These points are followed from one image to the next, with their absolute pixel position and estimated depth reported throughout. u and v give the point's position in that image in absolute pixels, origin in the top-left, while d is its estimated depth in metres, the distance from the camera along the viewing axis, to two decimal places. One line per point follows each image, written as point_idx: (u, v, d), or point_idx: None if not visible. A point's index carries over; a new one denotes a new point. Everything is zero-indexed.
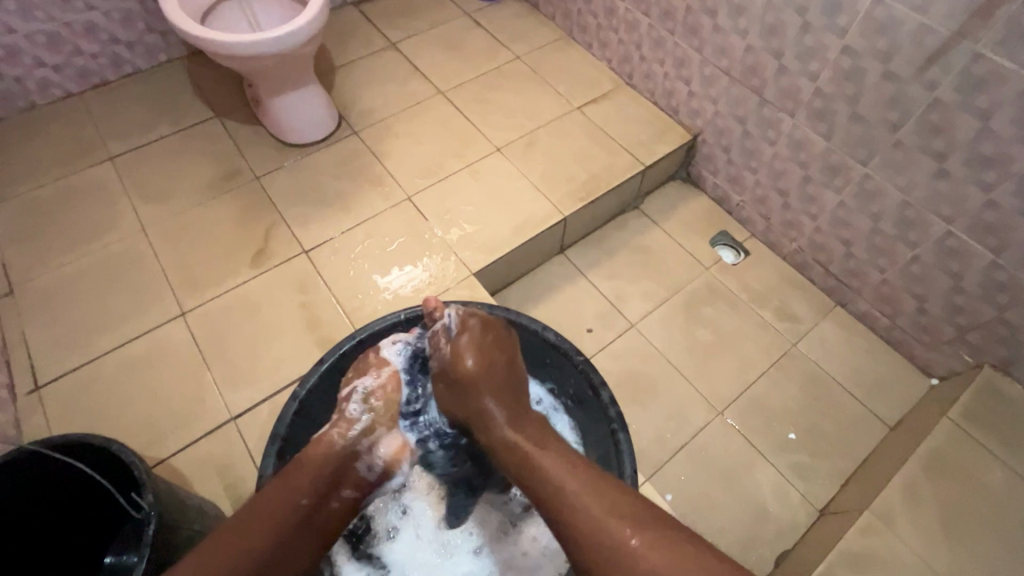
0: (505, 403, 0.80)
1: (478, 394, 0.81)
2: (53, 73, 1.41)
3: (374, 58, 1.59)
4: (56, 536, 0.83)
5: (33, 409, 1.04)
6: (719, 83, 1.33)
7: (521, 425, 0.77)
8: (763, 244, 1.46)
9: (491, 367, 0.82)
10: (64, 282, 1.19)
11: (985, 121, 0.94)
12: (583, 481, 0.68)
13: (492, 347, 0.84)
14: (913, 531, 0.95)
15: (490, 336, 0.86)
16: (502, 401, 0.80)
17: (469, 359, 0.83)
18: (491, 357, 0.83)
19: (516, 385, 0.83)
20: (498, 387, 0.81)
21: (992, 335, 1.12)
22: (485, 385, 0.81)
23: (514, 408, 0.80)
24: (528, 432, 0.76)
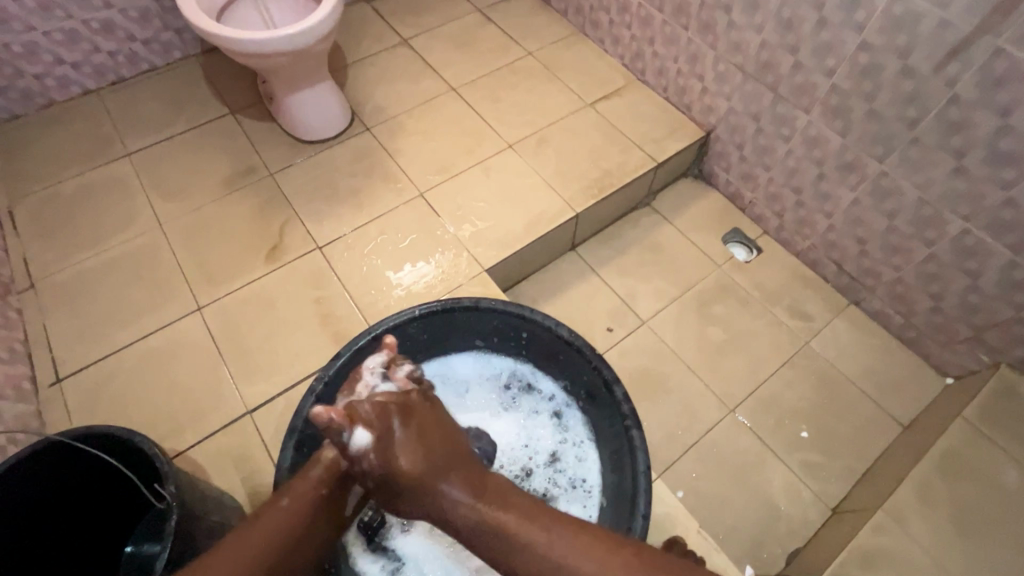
0: (464, 476, 0.67)
1: (430, 481, 0.66)
2: (71, 70, 1.43)
3: (386, 55, 1.60)
4: (80, 523, 0.85)
5: (55, 400, 1.06)
6: (733, 80, 1.32)
7: (488, 493, 0.65)
8: (776, 241, 1.45)
9: (429, 457, 0.67)
10: (84, 277, 1.21)
11: (1004, 118, 0.93)
12: (572, 546, 0.58)
13: (425, 425, 0.70)
14: (927, 531, 0.94)
15: (414, 421, 0.70)
16: (461, 480, 0.67)
17: (406, 458, 0.67)
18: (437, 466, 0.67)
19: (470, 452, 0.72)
20: (467, 473, 0.68)
21: (1010, 334, 1.10)
22: (430, 480, 0.66)
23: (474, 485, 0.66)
24: (500, 503, 0.64)
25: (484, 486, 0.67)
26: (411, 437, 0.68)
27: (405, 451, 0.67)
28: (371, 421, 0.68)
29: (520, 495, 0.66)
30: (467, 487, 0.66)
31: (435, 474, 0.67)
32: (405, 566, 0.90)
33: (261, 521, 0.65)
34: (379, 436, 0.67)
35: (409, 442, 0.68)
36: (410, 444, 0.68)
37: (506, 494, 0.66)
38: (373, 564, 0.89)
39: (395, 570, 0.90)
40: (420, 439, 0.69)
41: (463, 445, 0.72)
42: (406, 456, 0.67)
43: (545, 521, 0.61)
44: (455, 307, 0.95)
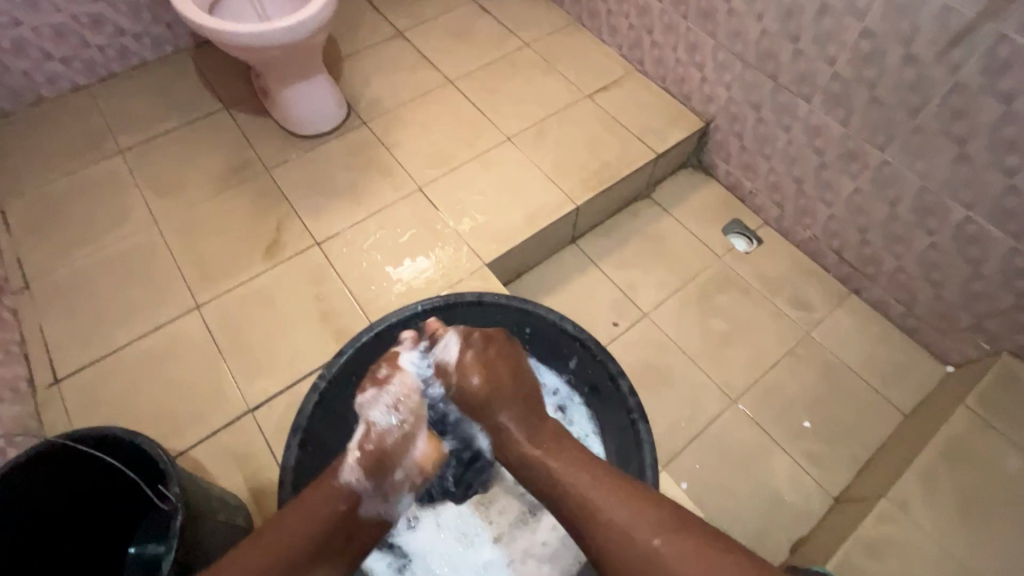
0: (524, 412, 0.77)
1: (488, 407, 0.78)
2: (61, 66, 1.40)
3: (381, 47, 1.58)
4: (80, 526, 0.84)
5: (53, 402, 1.05)
6: (733, 68, 1.31)
7: (541, 437, 0.75)
8: (777, 231, 1.45)
9: (495, 386, 0.78)
10: (80, 275, 1.20)
11: (1008, 104, 0.92)
12: (608, 489, 0.66)
13: (496, 357, 0.80)
14: (931, 518, 0.95)
15: (492, 349, 0.81)
16: (514, 415, 0.76)
17: (477, 375, 0.78)
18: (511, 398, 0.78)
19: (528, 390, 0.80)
20: (523, 407, 0.77)
21: (1011, 321, 1.11)
22: (495, 401, 0.77)
23: (530, 421, 0.76)
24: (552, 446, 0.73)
25: (535, 429, 0.75)
26: (483, 360, 0.80)
27: (479, 372, 0.79)
28: (465, 362, 0.79)
29: (567, 448, 0.72)
30: (521, 419, 0.76)
31: (500, 401, 0.77)
32: (412, 562, 0.90)
33: (263, 539, 0.67)
34: (459, 357, 0.80)
35: (481, 365, 0.79)
36: (481, 367, 0.79)
37: (558, 447, 0.73)
38: (379, 561, 0.89)
39: (402, 567, 0.89)
40: (488, 369, 0.79)
41: (528, 387, 0.80)
42: (474, 374, 0.79)
43: (589, 469, 0.69)
44: (459, 303, 0.97)
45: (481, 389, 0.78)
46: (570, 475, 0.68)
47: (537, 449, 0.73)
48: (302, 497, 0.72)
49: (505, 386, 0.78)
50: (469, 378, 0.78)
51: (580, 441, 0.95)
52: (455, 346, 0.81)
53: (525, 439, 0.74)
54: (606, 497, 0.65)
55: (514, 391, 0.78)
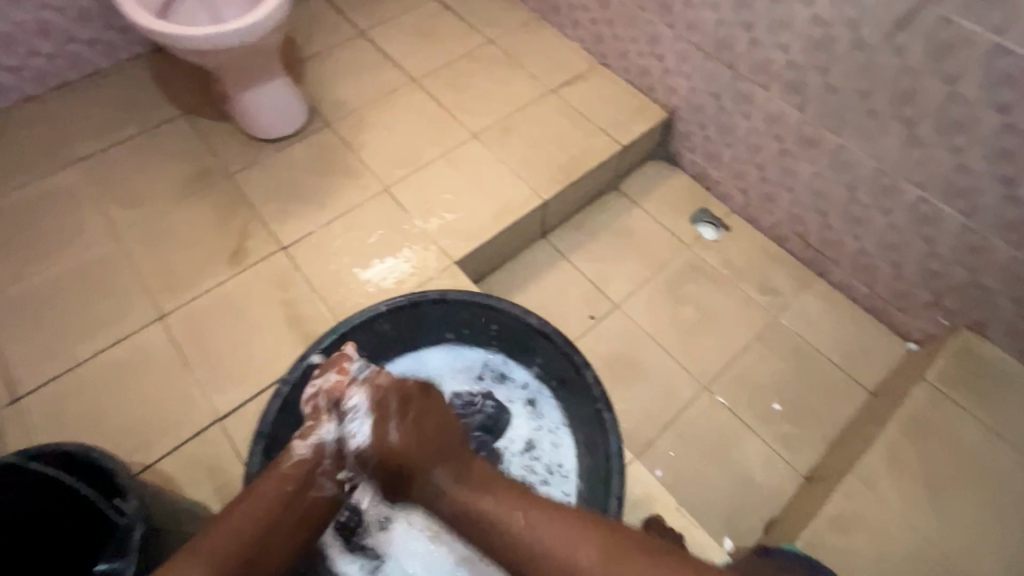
0: (453, 465, 0.74)
1: (416, 466, 0.74)
2: (10, 76, 1.36)
3: (343, 48, 1.56)
4: (38, 550, 0.82)
5: (13, 421, 1.03)
6: (693, 59, 1.32)
7: (471, 478, 0.73)
8: (743, 219, 1.47)
9: (417, 442, 0.74)
10: (36, 290, 1.17)
11: (953, 85, 0.95)
12: (542, 518, 0.66)
13: (418, 414, 0.76)
14: (894, 491, 0.98)
15: (411, 403, 0.77)
16: (442, 465, 0.73)
17: (396, 430, 0.75)
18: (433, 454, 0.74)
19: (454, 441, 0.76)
20: (448, 459, 0.74)
21: (967, 297, 1.14)
22: (421, 464, 0.73)
23: (459, 463, 0.74)
24: (481, 488, 0.72)
25: (466, 474, 0.73)
26: (402, 415, 0.76)
27: (399, 424, 0.75)
28: (386, 408, 0.76)
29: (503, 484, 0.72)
30: (450, 468, 0.73)
31: (417, 459, 0.74)
32: (385, 562, 0.90)
33: (204, 546, 0.65)
34: (378, 422, 0.75)
35: (401, 421, 0.75)
36: (401, 417, 0.76)
37: (489, 483, 0.72)
38: (352, 564, 0.89)
39: (375, 568, 0.90)
40: (410, 423, 0.75)
41: (451, 433, 0.77)
42: (395, 431, 0.75)
43: (520, 506, 0.68)
44: (424, 301, 0.97)
45: (403, 445, 0.74)
46: (506, 516, 0.67)
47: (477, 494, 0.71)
48: (251, 489, 0.71)
49: (425, 438, 0.75)
50: (387, 434, 0.75)
51: (551, 434, 0.95)
52: (367, 387, 0.77)
53: (454, 492, 0.72)
54: (537, 521, 0.65)
55: (433, 448, 0.74)
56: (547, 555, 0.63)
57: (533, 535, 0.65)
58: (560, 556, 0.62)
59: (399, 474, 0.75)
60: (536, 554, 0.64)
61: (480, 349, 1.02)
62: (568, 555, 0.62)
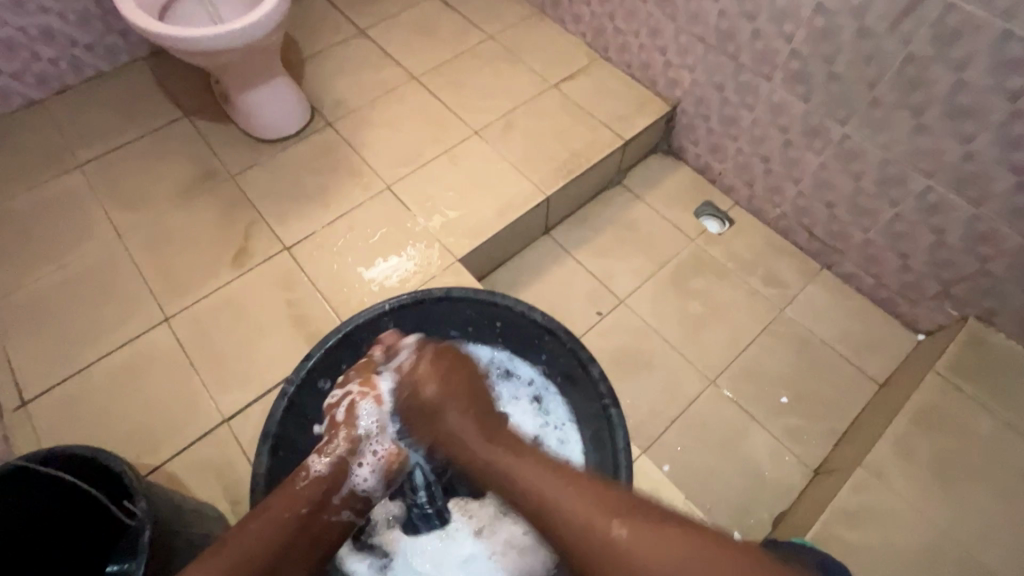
0: (478, 421, 0.80)
1: (442, 411, 0.82)
2: (12, 81, 1.37)
3: (343, 46, 1.56)
4: (50, 549, 0.83)
5: (22, 425, 1.03)
6: (695, 50, 1.31)
7: (499, 439, 0.77)
8: (748, 211, 1.46)
9: (450, 395, 0.82)
10: (42, 294, 1.17)
11: (960, 72, 0.94)
12: (559, 481, 0.67)
13: (451, 370, 0.85)
14: (904, 483, 0.97)
15: (445, 360, 0.87)
16: (471, 421, 0.80)
17: (431, 385, 0.83)
18: (467, 407, 0.81)
19: (484, 404, 0.84)
20: (478, 420, 0.80)
21: (976, 286, 1.13)
22: (451, 412, 0.81)
23: (482, 422, 0.80)
24: (507, 446, 0.76)
25: (496, 434, 0.78)
26: (438, 373, 0.85)
27: (435, 383, 0.83)
28: (421, 372, 0.85)
29: (530, 449, 0.75)
30: (480, 427, 0.80)
31: (453, 402, 0.82)
32: (394, 561, 0.90)
33: (227, 548, 0.67)
34: (421, 376, 0.85)
35: (437, 375, 0.84)
36: (437, 376, 0.84)
37: (518, 446, 0.75)
38: (360, 562, 0.89)
39: (383, 566, 0.89)
40: (443, 379, 0.84)
41: (482, 396, 0.84)
42: (428, 382, 0.84)
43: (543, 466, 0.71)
44: (427, 299, 0.97)
45: (436, 397, 0.82)
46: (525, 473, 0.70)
47: (501, 451, 0.75)
48: (262, 506, 0.71)
49: (460, 392, 0.83)
50: (424, 390, 0.83)
51: (557, 430, 0.95)
52: (410, 355, 0.88)
53: (484, 445, 0.76)
54: (558, 483, 0.67)
55: (469, 402, 0.82)
56: (564, 512, 0.64)
57: (553, 487, 0.67)
58: (582, 518, 0.63)
59: (426, 425, 0.83)
60: (555, 508, 0.65)
61: (485, 345, 1.01)
62: (588, 514, 0.63)
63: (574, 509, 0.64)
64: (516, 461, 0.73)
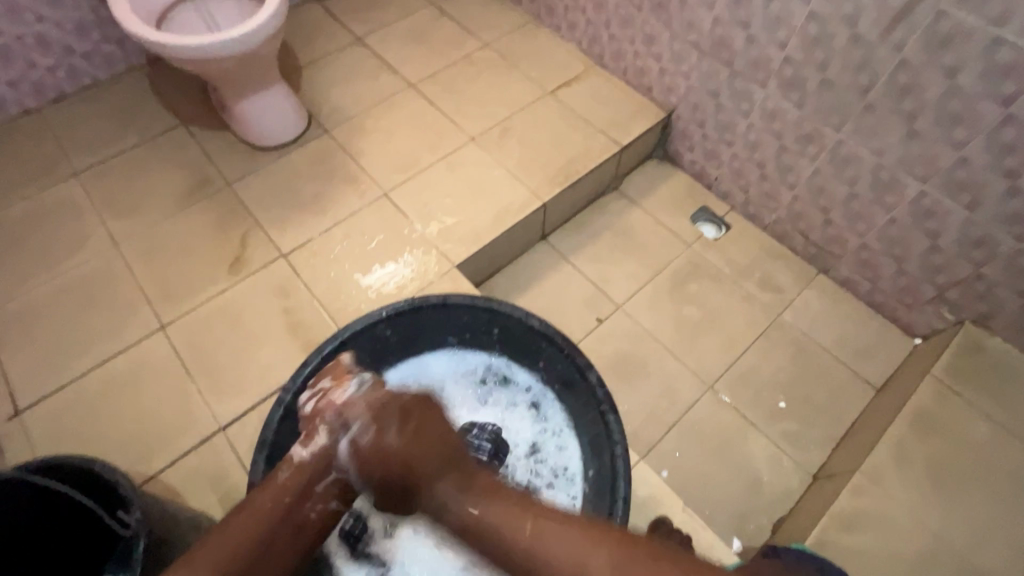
0: (454, 471, 0.66)
1: (416, 468, 0.67)
2: (9, 89, 1.37)
3: (340, 54, 1.56)
4: (45, 559, 0.82)
5: (15, 434, 1.02)
6: (690, 58, 1.32)
7: (477, 491, 0.64)
8: (744, 217, 1.46)
9: (416, 445, 0.68)
10: (37, 303, 1.17)
11: (952, 78, 0.95)
12: (541, 528, 0.57)
13: (413, 414, 0.71)
14: (902, 488, 0.97)
15: (405, 407, 0.71)
16: (444, 470, 0.66)
17: (393, 434, 0.69)
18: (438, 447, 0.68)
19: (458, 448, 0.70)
20: (451, 464, 0.67)
21: (972, 290, 1.13)
22: (419, 466, 0.66)
23: (452, 468, 0.66)
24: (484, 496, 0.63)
25: (471, 483, 0.65)
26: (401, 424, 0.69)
27: (397, 430, 0.69)
28: (381, 419, 0.70)
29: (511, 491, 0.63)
30: (454, 477, 0.65)
31: (420, 458, 0.67)
32: (392, 570, 0.89)
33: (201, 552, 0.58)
34: (378, 424, 0.70)
35: (399, 423, 0.69)
36: (398, 420, 0.70)
37: (496, 492, 0.64)
38: (357, 571, 0.89)
39: None
40: (406, 426, 0.69)
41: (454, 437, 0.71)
42: (390, 431, 0.69)
43: (525, 512, 0.59)
44: (424, 306, 0.98)
45: (403, 454, 0.67)
46: (502, 520, 0.59)
47: (480, 500, 0.62)
48: (249, 498, 0.65)
49: (426, 438, 0.69)
50: (386, 436, 0.69)
51: (555, 437, 0.94)
52: (360, 399, 0.73)
53: (460, 500, 0.63)
54: (547, 532, 0.56)
55: (438, 446, 0.68)
56: (560, 574, 0.53)
57: (537, 539, 0.56)
58: (571, 570, 0.53)
59: (403, 487, 0.68)
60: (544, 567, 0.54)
61: (482, 352, 1.01)
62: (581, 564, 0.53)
63: (564, 560, 0.53)
64: (494, 513, 0.60)
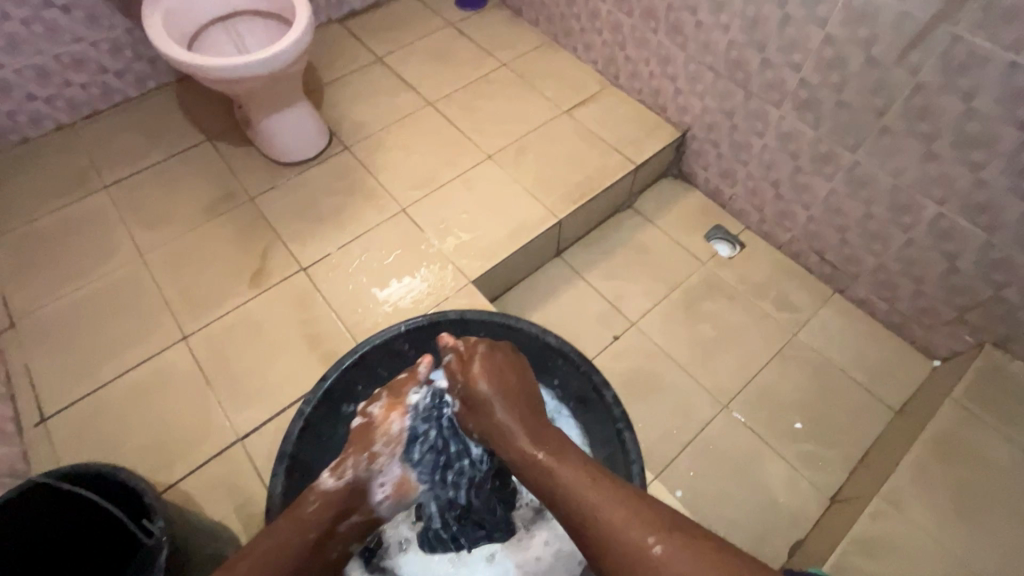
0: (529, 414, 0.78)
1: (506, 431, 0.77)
2: (44, 105, 1.42)
3: (361, 73, 1.60)
4: (70, 564, 0.84)
5: (41, 441, 1.04)
6: (705, 79, 1.34)
7: (543, 436, 0.74)
8: (758, 235, 1.47)
9: (504, 391, 0.81)
10: (65, 312, 1.20)
11: (969, 102, 0.95)
12: (605, 497, 0.62)
13: (505, 366, 0.85)
14: (923, 513, 0.95)
15: (499, 354, 0.86)
16: (521, 412, 0.79)
17: (485, 380, 0.82)
18: (518, 403, 0.79)
19: (535, 404, 0.82)
20: (526, 410, 0.79)
21: (992, 313, 1.12)
22: (497, 404, 0.80)
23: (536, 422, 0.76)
24: (551, 446, 0.72)
25: (540, 429, 0.75)
26: (494, 369, 0.83)
27: (502, 403, 0.79)
28: (474, 371, 0.83)
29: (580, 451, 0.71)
30: (527, 423, 0.77)
31: (505, 399, 0.80)
32: None
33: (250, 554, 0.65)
34: (471, 366, 0.84)
35: (489, 372, 0.83)
36: (492, 373, 0.82)
37: (567, 455, 0.70)
38: None
39: None
40: (497, 377, 0.82)
41: (529, 392, 0.83)
42: (483, 381, 0.82)
43: (589, 473, 0.66)
44: (442, 321, 0.99)
45: (494, 393, 0.80)
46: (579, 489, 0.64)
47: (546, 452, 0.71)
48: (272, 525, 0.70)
49: (511, 389, 0.82)
50: (478, 381, 0.82)
51: None
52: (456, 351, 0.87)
53: (529, 442, 0.73)
54: (603, 497, 0.62)
55: (519, 397, 0.81)
56: (603, 527, 0.60)
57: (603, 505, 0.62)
58: (628, 546, 0.57)
59: (481, 422, 0.81)
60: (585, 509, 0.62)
61: None
62: (635, 539, 0.57)
63: (625, 534, 0.58)
64: (555, 466, 0.68)
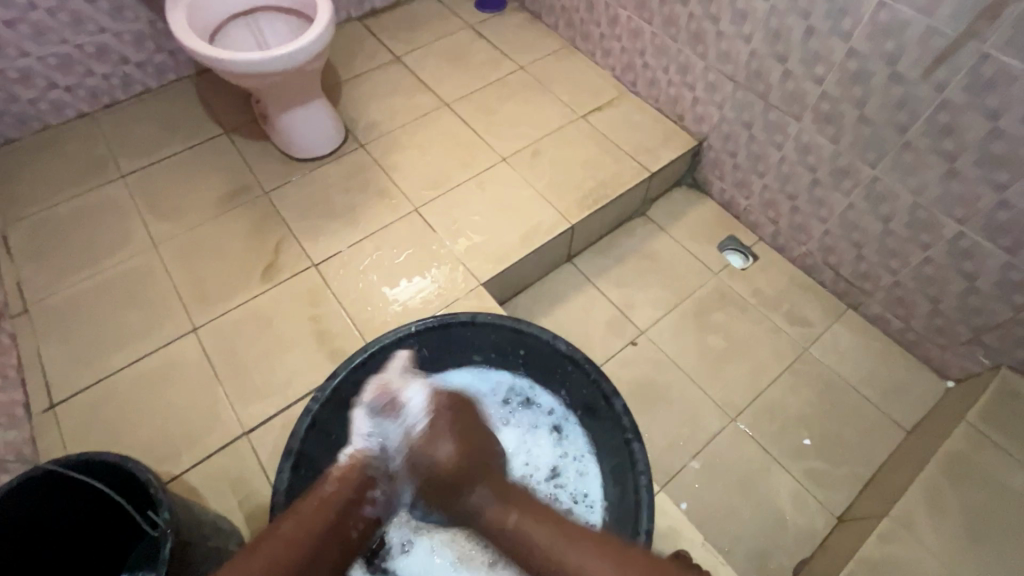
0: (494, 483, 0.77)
1: (464, 478, 0.77)
2: (66, 94, 1.43)
3: (378, 72, 1.61)
4: (75, 552, 0.85)
5: (49, 427, 1.05)
6: (724, 88, 1.33)
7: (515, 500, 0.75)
8: (772, 248, 1.45)
9: (466, 456, 0.79)
10: (78, 298, 1.21)
11: (995, 121, 0.94)
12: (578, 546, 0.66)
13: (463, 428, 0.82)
14: (934, 537, 0.93)
15: (458, 419, 0.83)
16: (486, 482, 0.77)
17: (446, 445, 0.79)
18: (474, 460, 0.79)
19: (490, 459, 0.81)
20: (494, 485, 0.77)
21: (1010, 336, 1.10)
22: (467, 478, 0.77)
23: (501, 485, 0.77)
24: (517, 505, 0.74)
25: (509, 494, 0.75)
26: (450, 429, 0.80)
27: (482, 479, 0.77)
28: (436, 430, 0.80)
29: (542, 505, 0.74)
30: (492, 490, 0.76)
31: (469, 471, 0.77)
32: None
33: (262, 548, 0.66)
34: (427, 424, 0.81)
35: (451, 434, 0.80)
36: (450, 433, 0.80)
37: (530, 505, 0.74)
38: None
39: None
40: (457, 438, 0.80)
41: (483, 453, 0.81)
42: (445, 444, 0.79)
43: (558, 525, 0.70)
44: (453, 323, 0.99)
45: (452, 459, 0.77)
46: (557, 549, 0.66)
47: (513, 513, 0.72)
48: (293, 509, 0.72)
49: (473, 451, 0.80)
50: (438, 449, 0.78)
51: (575, 461, 0.97)
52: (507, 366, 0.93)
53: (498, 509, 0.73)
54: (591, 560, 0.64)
55: (480, 462, 0.79)
56: None
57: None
58: None
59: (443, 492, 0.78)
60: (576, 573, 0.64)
61: (507, 372, 1.03)
62: None
63: None
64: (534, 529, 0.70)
